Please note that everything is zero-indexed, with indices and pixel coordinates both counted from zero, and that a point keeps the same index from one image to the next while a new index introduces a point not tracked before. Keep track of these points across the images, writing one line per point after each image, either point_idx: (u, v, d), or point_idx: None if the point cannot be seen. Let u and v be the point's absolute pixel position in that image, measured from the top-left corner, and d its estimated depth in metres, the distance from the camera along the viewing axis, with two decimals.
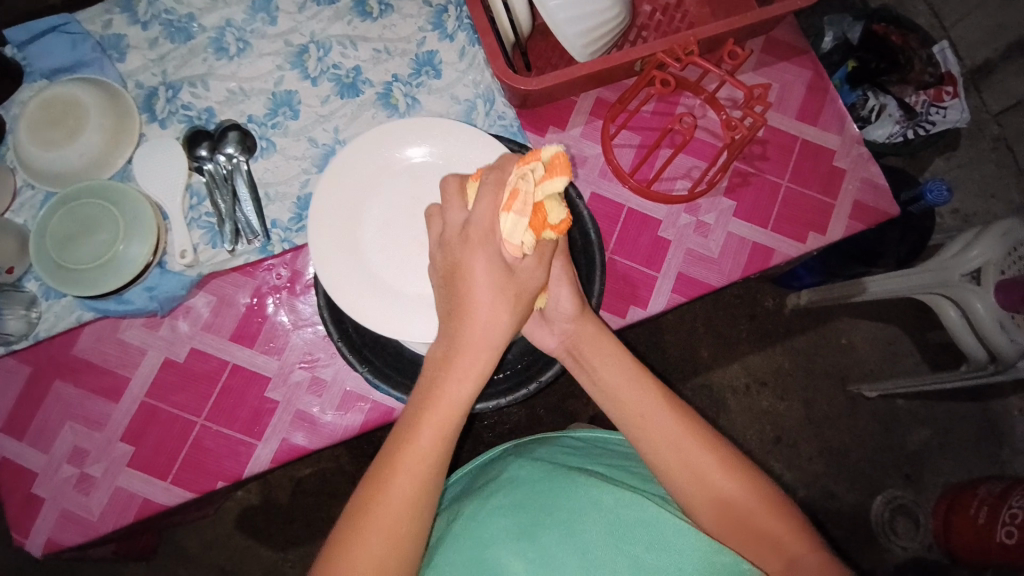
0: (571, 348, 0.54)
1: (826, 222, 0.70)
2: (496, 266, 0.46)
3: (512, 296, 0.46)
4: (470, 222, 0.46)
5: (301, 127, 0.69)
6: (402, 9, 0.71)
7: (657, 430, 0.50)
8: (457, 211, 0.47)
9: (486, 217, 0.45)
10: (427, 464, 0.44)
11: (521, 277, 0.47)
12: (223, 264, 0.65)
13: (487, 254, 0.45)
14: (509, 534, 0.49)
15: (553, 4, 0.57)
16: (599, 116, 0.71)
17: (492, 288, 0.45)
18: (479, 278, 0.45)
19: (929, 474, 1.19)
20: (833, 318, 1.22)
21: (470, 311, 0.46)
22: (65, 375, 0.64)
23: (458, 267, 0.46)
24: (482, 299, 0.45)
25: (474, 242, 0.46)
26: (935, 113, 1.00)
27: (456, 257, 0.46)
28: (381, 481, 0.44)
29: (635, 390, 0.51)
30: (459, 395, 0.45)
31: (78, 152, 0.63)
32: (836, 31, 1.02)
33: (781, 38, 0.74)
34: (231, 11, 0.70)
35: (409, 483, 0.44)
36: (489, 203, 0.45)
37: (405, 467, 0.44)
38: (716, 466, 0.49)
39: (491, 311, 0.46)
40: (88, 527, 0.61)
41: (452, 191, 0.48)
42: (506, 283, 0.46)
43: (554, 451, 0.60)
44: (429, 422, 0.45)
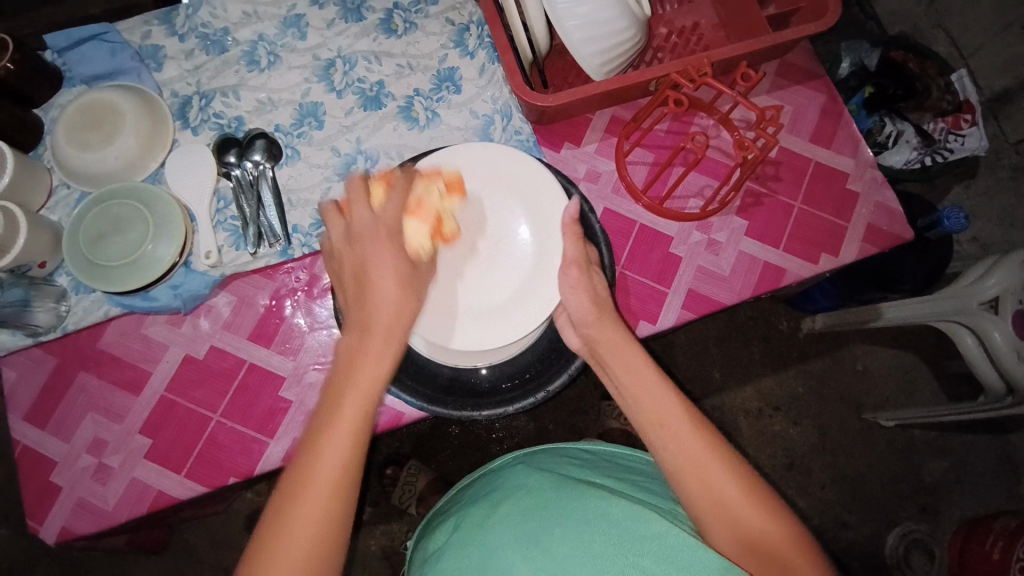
0: (592, 348, 0.55)
1: (838, 244, 0.70)
2: (396, 256, 0.48)
3: (412, 285, 0.48)
4: (379, 220, 0.49)
5: (325, 137, 0.71)
6: (425, 27, 0.74)
7: (675, 436, 0.48)
8: (361, 210, 0.49)
9: (390, 212, 0.50)
10: (347, 444, 0.41)
11: (416, 270, 0.50)
12: (245, 266, 0.68)
13: (391, 248, 0.48)
14: (516, 540, 0.49)
15: (570, 23, 0.59)
16: (614, 133, 0.73)
17: (396, 279, 0.47)
18: (386, 264, 0.47)
19: (945, 506, 1.17)
20: (847, 343, 1.21)
21: (376, 295, 0.46)
22: (89, 367, 0.66)
23: (362, 261, 0.48)
24: (386, 289, 0.46)
25: (376, 234, 0.48)
26: (952, 141, 0.98)
27: (361, 253, 0.48)
28: (294, 477, 0.40)
29: (651, 393, 0.50)
30: (378, 372, 0.44)
31: (114, 155, 0.66)
32: (853, 57, 1.04)
33: (795, 62, 0.75)
34: (263, 26, 0.73)
35: (328, 475, 0.40)
36: (391, 206, 0.50)
37: (325, 452, 0.40)
38: (732, 485, 0.46)
39: (397, 295, 0.47)
40: (104, 516, 0.62)
41: (358, 192, 0.49)
42: (408, 275, 0.48)
43: (562, 463, 0.60)
44: (345, 408, 0.42)
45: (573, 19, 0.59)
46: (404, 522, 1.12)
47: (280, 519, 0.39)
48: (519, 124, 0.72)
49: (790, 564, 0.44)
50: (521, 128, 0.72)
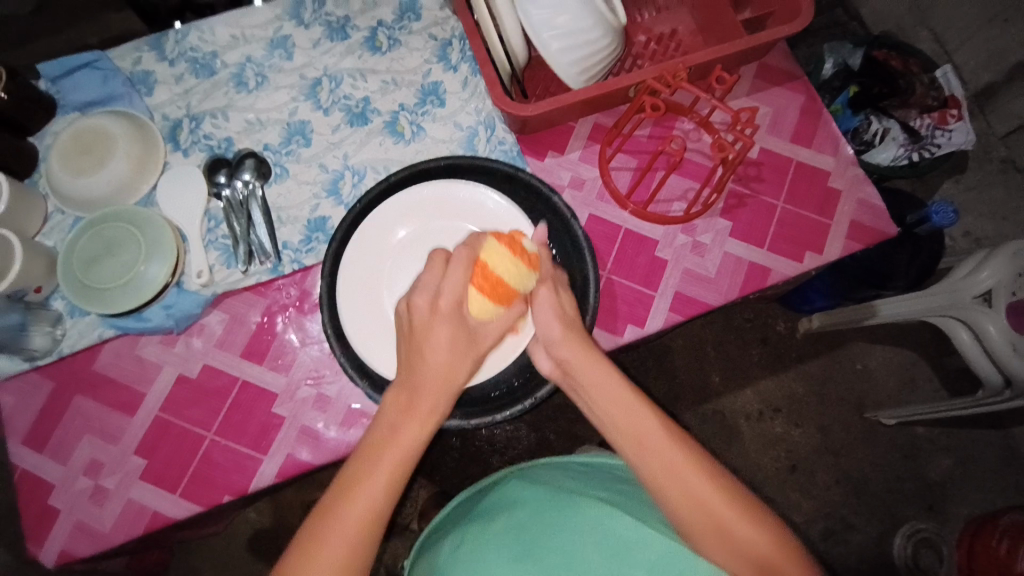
0: (565, 371, 0.54)
1: (822, 242, 0.71)
2: (460, 333, 0.50)
3: (466, 353, 0.50)
4: (444, 291, 0.49)
5: (313, 154, 0.73)
6: (409, 43, 0.75)
7: (656, 454, 0.48)
8: (445, 283, 0.49)
9: (462, 289, 0.50)
10: (366, 516, 0.44)
11: (483, 337, 0.52)
12: (236, 284, 0.68)
13: (451, 325, 0.49)
14: (512, 557, 0.50)
15: (548, 34, 0.60)
16: (597, 140, 0.74)
17: (449, 350, 0.49)
18: (439, 344, 0.49)
19: (952, 504, 1.15)
20: (845, 342, 1.21)
21: (423, 361, 0.49)
22: (85, 390, 0.67)
23: (416, 335, 0.49)
24: (440, 352, 0.49)
25: (443, 311, 0.49)
26: (939, 136, 0.99)
27: (423, 328, 0.49)
28: (310, 541, 0.43)
29: (629, 413, 0.50)
30: (408, 451, 0.46)
31: (106, 178, 0.67)
32: (836, 57, 1.06)
33: (772, 64, 0.76)
34: (251, 48, 0.75)
35: (346, 541, 0.43)
36: (458, 277, 0.49)
37: (344, 517, 0.43)
38: (715, 495, 0.46)
39: (448, 362, 0.49)
40: (102, 538, 0.63)
41: (440, 263, 0.50)
42: (468, 342, 0.51)
43: (558, 477, 0.60)
44: (368, 483, 0.45)
45: (550, 30, 0.60)
46: (406, 537, 1.12)
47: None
48: (502, 135, 0.73)
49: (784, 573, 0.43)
50: (504, 138, 0.73)
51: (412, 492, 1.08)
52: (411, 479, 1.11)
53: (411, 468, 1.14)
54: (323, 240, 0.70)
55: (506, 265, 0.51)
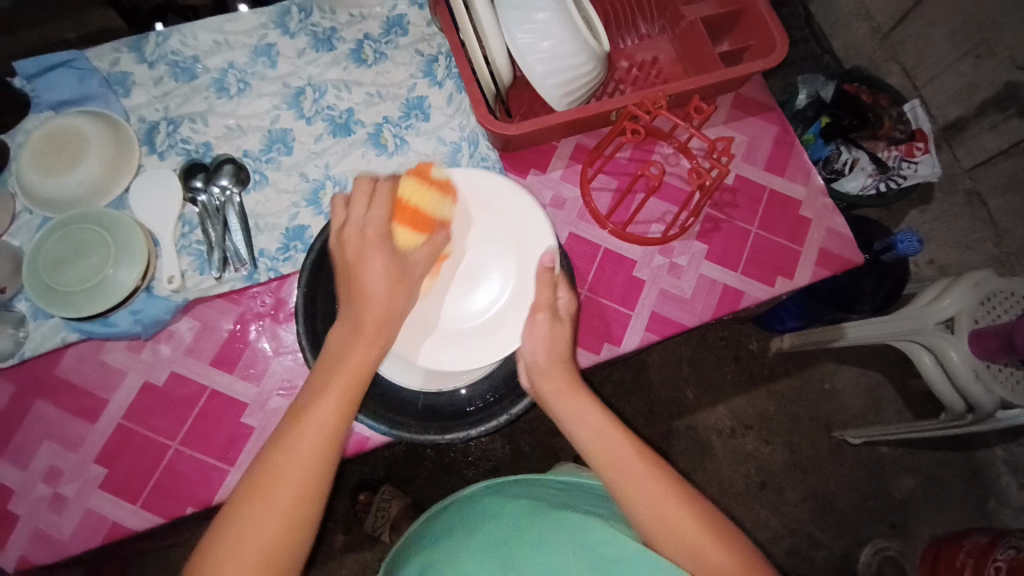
0: (540, 396, 0.55)
1: (793, 268, 0.73)
2: (393, 265, 0.53)
3: (398, 274, 0.53)
4: (367, 219, 0.54)
5: (294, 163, 0.72)
6: (395, 57, 0.76)
7: (631, 475, 0.49)
8: (356, 209, 0.55)
9: (385, 216, 0.54)
10: (318, 441, 0.46)
11: (415, 268, 0.55)
12: (209, 291, 0.67)
13: (383, 251, 0.53)
14: (491, 570, 0.49)
15: (532, 58, 0.61)
16: (578, 160, 0.75)
17: (385, 279, 0.52)
18: (373, 265, 0.52)
19: (914, 524, 1.19)
20: (816, 362, 1.24)
21: (359, 284, 0.52)
22: (46, 395, 0.65)
23: (353, 263, 0.53)
24: (374, 278, 0.52)
25: (374, 238, 0.53)
26: (905, 167, 1.02)
27: (355, 254, 0.53)
28: (272, 466, 0.44)
29: (603, 439, 0.51)
30: (361, 368, 0.49)
31: (77, 179, 0.65)
32: (810, 89, 1.09)
33: (748, 95, 0.78)
34: (234, 54, 0.74)
35: (302, 463, 0.45)
36: (382, 205, 0.55)
37: (308, 428, 0.46)
38: (690, 521, 0.47)
39: (387, 295, 0.52)
40: (59, 547, 0.61)
41: (365, 192, 0.55)
42: (398, 277, 0.53)
43: (541, 492, 0.59)
44: (319, 406, 0.47)
45: (535, 54, 0.61)
46: (377, 549, 1.10)
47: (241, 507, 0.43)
48: (486, 151, 0.74)
49: None
50: (487, 156, 0.74)
51: (384, 504, 1.06)
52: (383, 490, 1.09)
53: (384, 478, 1.13)
54: (301, 249, 0.70)
55: (414, 194, 0.58)
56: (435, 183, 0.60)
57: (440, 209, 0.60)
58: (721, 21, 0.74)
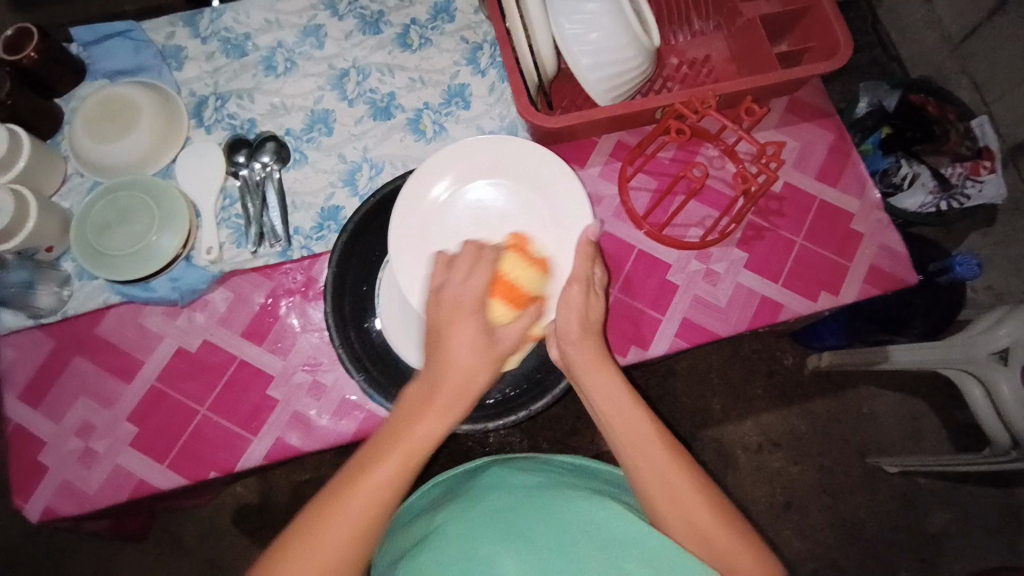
0: (568, 366, 0.54)
1: (839, 283, 0.69)
2: (486, 342, 0.49)
3: (488, 351, 0.49)
4: (464, 290, 0.51)
5: (333, 143, 0.73)
6: (440, 44, 0.75)
7: (646, 451, 0.48)
8: (455, 274, 0.52)
9: (480, 289, 0.51)
10: (386, 492, 0.42)
11: (503, 341, 0.50)
12: (243, 264, 0.69)
13: (473, 330, 0.49)
14: (501, 525, 0.48)
15: (578, 49, 0.60)
16: (619, 157, 0.73)
17: (471, 349, 0.48)
18: (463, 340, 0.48)
19: (945, 561, 1.13)
20: (854, 384, 1.18)
21: (450, 357, 0.48)
22: (85, 352, 0.67)
23: (441, 337, 0.49)
24: (459, 346, 0.48)
25: (467, 309, 0.50)
26: (971, 186, 0.97)
27: (440, 324, 0.50)
28: (340, 500, 0.42)
29: (624, 411, 0.50)
30: (423, 438, 0.44)
31: (127, 148, 0.67)
32: (872, 97, 1.03)
33: (805, 99, 0.75)
34: (283, 33, 0.75)
35: (366, 506, 0.41)
36: (481, 276, 0.51)
37: (365, 485, 0.42)
38: (710, 519, 0.45)
39: (470, 358, 0.48)
40: (85, 500, 0.63)
41: (469, 256, 0.53)
42: (486, 346, 0.49)
43: (548, 471, 0.58)
44: (402, 446, 0.44)
45: (583, 47, 0.60)
46: None
47: (305, 538, 0.41)
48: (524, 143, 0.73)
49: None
50: None
51: None
52: None
53: None
54: (334, 229, 0.70)
55: (518, 270, 0.55)
56: (535, 261, 0.57)
57: (538, 286, 0.56)
58: (782, 20, 0.71)
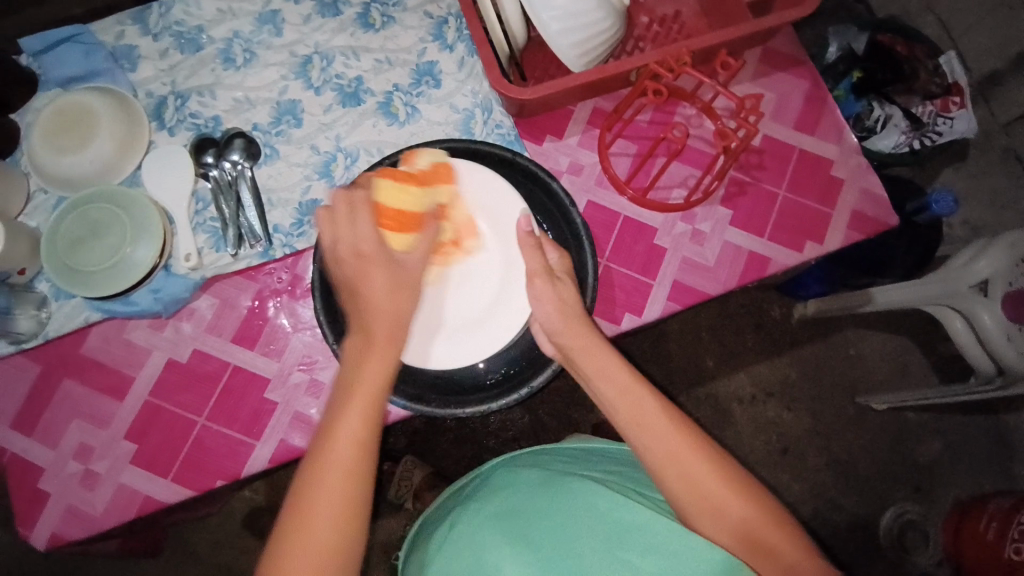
0: (567, 357, 0.54)
1: (823, 231, 0.70)
2: (395, 277, 0.50)
3: (399, 283, 0.50)
4: (358, 237, 0.49)
5: (304, 135, 0.71)
6: (404, 21, 0.73)
7: (656, 436, 0.48)
8: (344, 227, 0.50)
9: (374, 234, 0.50)
10: (353, 458, 0.43)
11: (406, 267, 0.51)
12: (226, 268, 0.67)
13: (385, 269, 0.49)
14: (507, 534, 0.50)
15: (547, 15, 0.58)
16: (597, 124, 0.72)
17: (383, 292, 0.49)
18: (373, 285, 0.49)
19: (939, 488, 1.17)
20: (838, 328, 1.21)
21: (367, 305, 0.49)
22: (73, 373, 0.66)
23: (353, 282, 0.49)
24: (376, 288, 0.49)
25: (370, 254, 0.49)
26: (941, 123, 0.98)
27: (355, 271, 0.49)
28: (313, 494, 0.42)
29: (627, 394, 0.50)
30: (378, 377, 0.46)
31: (89, 158, 0.65)
32: (841, 40, 1.02)
33: (778, 49, 0.74)
34: (239, 23, 0.72)
35: (337, 484, 0.43)
36: (367, 215, 0.50)
37: (337, 439, 0.44)
38: (719, 484, 0.46)
39: (389, 300, 0.49)
40: (92, 522, 0.62)
41: (344, 207, 0.50)
42: (399, 282, 0.50)
43: (552, 458, 0.60)
44: (347, 415, 0.45)
45: (550, 10, 0.58)
46: (401, 517, 1.12)
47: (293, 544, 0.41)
48: (500, 118, 0.71)
49: (776, 549, 0.45)
50: (501, 122, 0.71)
51: (406, 474, 1.07)
52: (405, 460, 1.10)
53: (405, 449, 1.14)
54: (315, 223, 0.69)
55: (392, 195, 0.52)
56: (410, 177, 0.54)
57: (423, 203, 0.54)
58: None
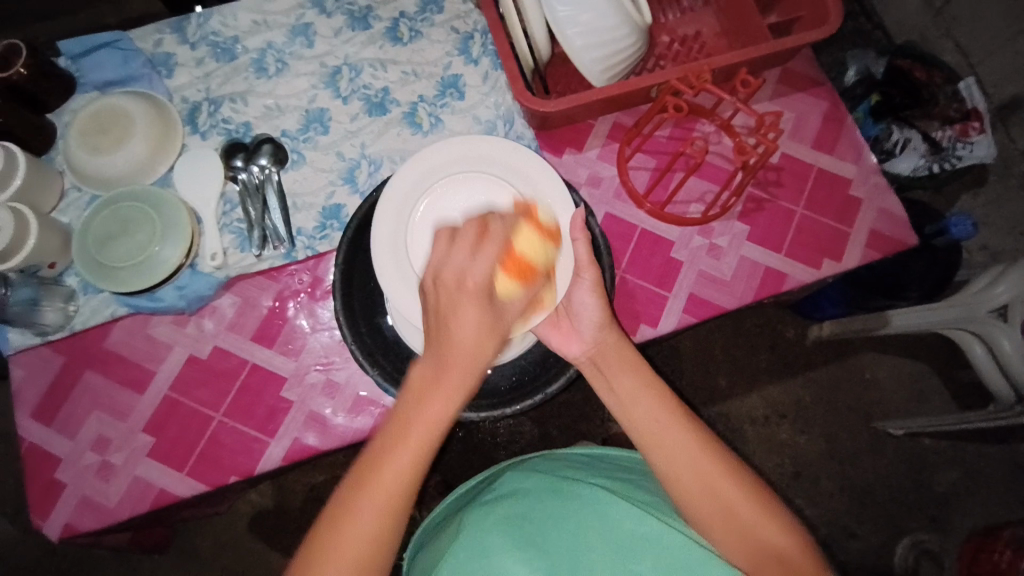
0: (598, 358, 0.57)
1: (840, 248, 0.70)
2: (492, 321, 0.46)
3: (496, 325, 0.46)
4: (469, 271, 0.46)
5: (330, 142, 0.72)
6: (430, 35, 0.75)
7: (690, 463, 0.50)
8: (457, 260, 0.47)
9: (488, 272, 0.46)
10: (392, 499, 0.43)
11: (506, 317, 0.49)
12: (249, 268, 0.69)
13: (481, 313, 0.45)
14: (512, 543, 0.50)
15: (572, 31, 0.60)
16: (616, 139, 0.74)
17: (480, 330, 0.45)
18: (467, 325, 0.45)
19: (956, 519, 1.14)
20: (855, 351, 1.20)
21: (448, 335, 0.45)
22: (96, 366, 0.67)
23: (448, 323, 0.45)
24: (468, 328, 0.45)
25: (471, 290, 0.46)
26: (961, 148, 0.97)
27: (450, 305, 0.46)
28: (351, 516, 0.43)
29: (660, 424, 0.52)
30: (438, 421, 0.44)
31: (124, 158, 0.67)
32: (860, 65, 1.05)
33: (798, 70, 0.75)
34: (273, 34, 0.75)
35: (385, 503, 0.43)
36: (490, 253, 0.47)
37: (394, 467, 0.44)
38: (749, 509, 0.48)
39: (477, 342, 0.45)
40: (107, 514, 0.63)
41: (471, 237, 0.47)
42: (492, 326, 0.46)
43: (562, 467, 0.59)
44: (409, 436, 0.44)
45: (575, 26, 0.60)
46: (406, 527, 1.12)
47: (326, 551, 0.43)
48: (521, 130, 0.73)
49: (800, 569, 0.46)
50: (523, 134, 0.73)
51: None
52: None
53: None
54: (337, 227, 0.70)
55: (530, 242, 0.51)
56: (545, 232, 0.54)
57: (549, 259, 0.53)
58: None
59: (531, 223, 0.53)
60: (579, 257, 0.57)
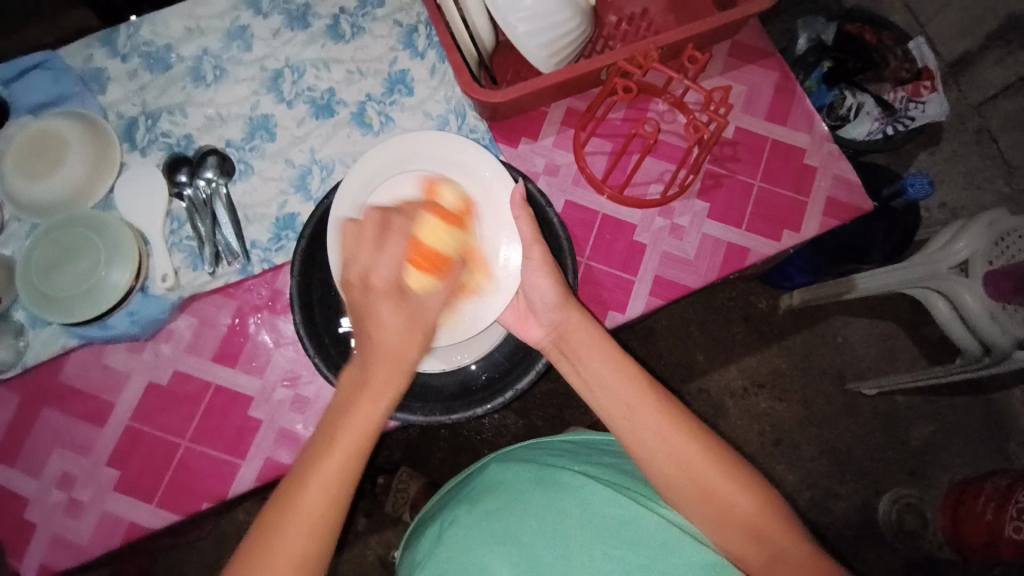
0: (562, 340, 0.56)
1: (799, 219, 0.71)
2: (408, 312, 0.53)
3: (410, 314, 0.53)
4: (376, 268, 0.54)
5: (277, 149, 0.70)
6: (373, 31, 0.73)
7: (669, 450, 0.49)
8: (366, 258, 0.54)
9: (393, 269, 0.54)
10: (331, 485, 0.46)
11: (427, 310, 0.55)
12: (204, 287, 0.66)
13: (393, 303, 0.53)
14: (494, 540, 0.51)
15: (515, 19, 0.59)
16: (571, 125, 0.72)
17: (398, 322, 0.52)
18: (388, 317, 0.52)
19: (933, 470, 1.18)
20: (826, 316, 1.21)
21: (376, 340, 0.51)
22: (52, 402, 0.65)
23: (365, 314, 0.53)
24: (387, 317, 0.52)
25: (379, 288, 0.53)
26: (914, 108, 0.98)
27: (367, 300, 0.53)
28: (296, 501, 0.45)
29: (634, 414, 0.51)
30: (375, 414, 0.49)
31: (61, 182, 0.64)
32: (810, 33, 1.03)
33: (747, 42, 0.75)
34: (207, 40, 0.72)
35: (324, 487, 0.46)
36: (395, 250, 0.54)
37: (338, 446, 0.47)
38: (730, 491, 0.48)
39: (399, 338, 0.52)
40: (79, 551, 0.61)
41: (376, 231, 0.55)
42: (412, 319, 0.53)
43: (544, 453, 0.58)
44: (352, 414, 0.48)
45: (518, 14, 0.58)
46: (398, 530, 1.11)
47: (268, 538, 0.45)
48: (474, 123, 0.72)
49: (784, 545, 0.46)
50: (475, 126, 0.72)
51: (403, 485, 1.07)
52: (401, 472, 1.09)
53: (400, 460, 1.13)
54: (293, 237, 0.68)
55: (433, 235, 0.57)
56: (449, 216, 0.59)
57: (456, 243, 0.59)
58: None
59: (433, 214, 0.58)
60: (524, 235, 0.56)
